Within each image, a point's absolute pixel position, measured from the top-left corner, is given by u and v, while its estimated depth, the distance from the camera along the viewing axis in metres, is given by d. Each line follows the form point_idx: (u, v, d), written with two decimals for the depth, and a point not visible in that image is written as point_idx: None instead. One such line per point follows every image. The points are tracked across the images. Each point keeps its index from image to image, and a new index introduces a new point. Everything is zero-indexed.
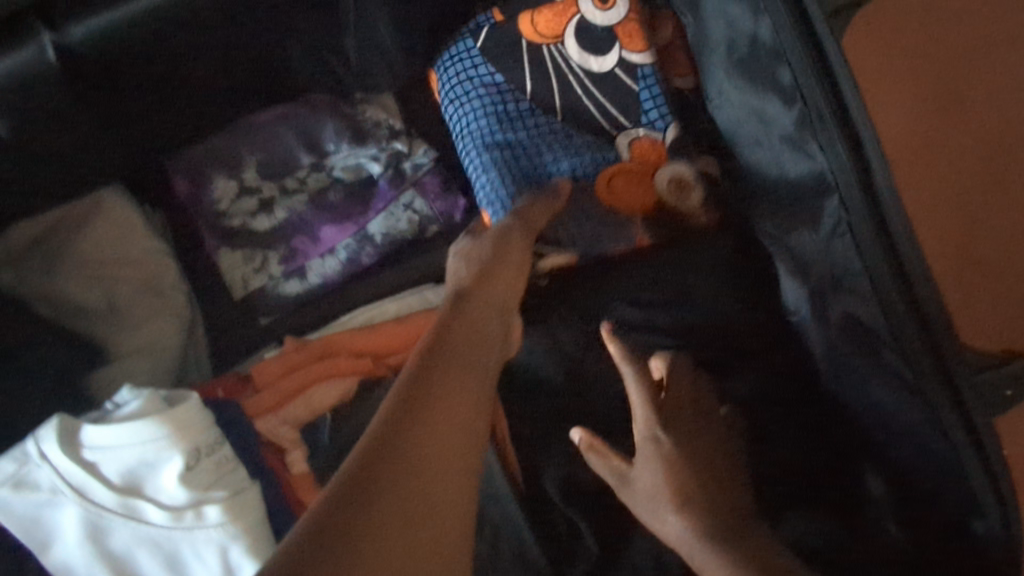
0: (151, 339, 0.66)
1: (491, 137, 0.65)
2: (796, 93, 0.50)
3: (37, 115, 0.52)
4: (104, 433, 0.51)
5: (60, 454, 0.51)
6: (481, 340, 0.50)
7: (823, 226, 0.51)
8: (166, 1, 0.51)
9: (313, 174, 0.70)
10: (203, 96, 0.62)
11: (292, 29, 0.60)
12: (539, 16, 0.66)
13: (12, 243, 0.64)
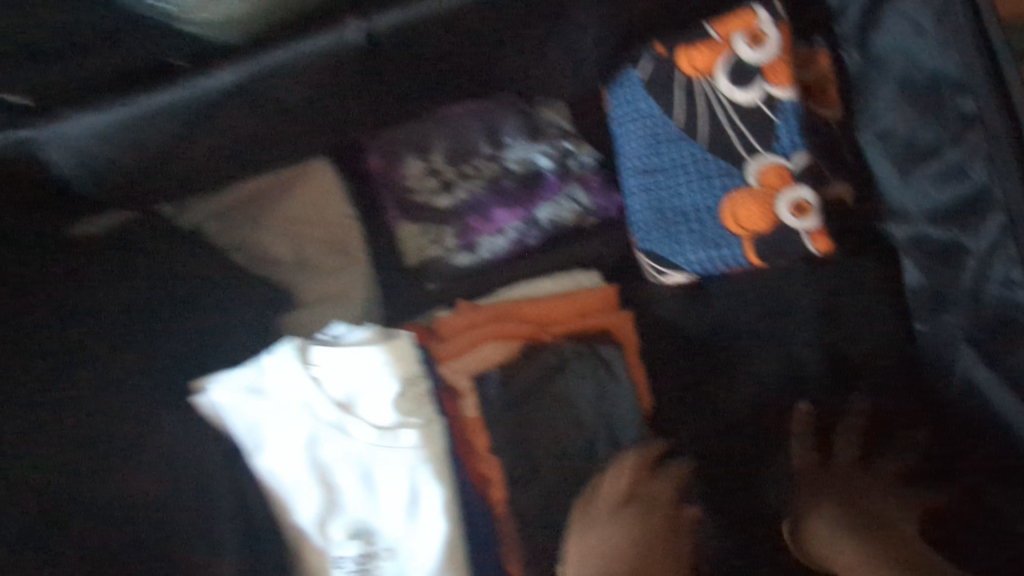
0: (340, 288, 0.82)
1: (642, 162, 0.74)
2: (977, 122, 0.56)
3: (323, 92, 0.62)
4: (337, 355, 0.63)
5: (295, 371, 0.63)
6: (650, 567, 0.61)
7: (986, 237, 0.58)
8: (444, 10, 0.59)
9: (489, 163, 0.81)
10: (428, 95, 0.72)
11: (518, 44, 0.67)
12: (696, 52, 0.70)
13: (229, 200, 0.81)
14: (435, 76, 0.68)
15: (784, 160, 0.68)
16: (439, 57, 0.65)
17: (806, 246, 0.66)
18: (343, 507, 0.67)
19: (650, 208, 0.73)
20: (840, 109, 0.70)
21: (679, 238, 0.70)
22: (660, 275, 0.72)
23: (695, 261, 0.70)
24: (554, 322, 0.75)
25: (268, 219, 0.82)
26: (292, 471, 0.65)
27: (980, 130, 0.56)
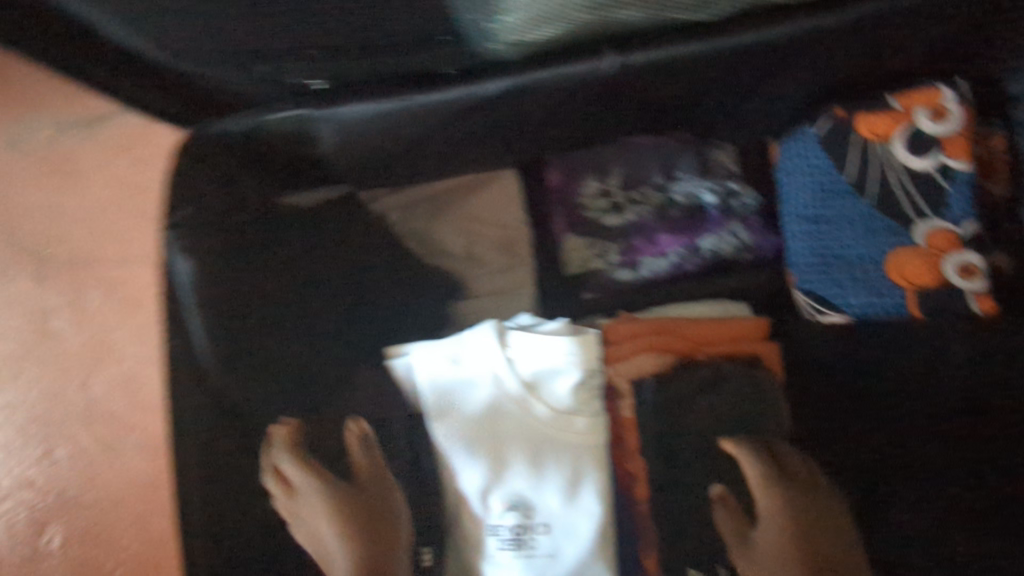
0: (505, 286, 0.91)
1: (807, 212, 0.80)
2: None
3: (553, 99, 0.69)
4: (529, 340, 0.71)
5: (495, 347, 0.71)
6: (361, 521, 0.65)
7: None
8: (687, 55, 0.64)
9: (657, 192, 0.88)
10: (623, 116, 0.80)
11: (723, 87, 0.75)
12: (876, 119, 0.77)
13: (417, 195, 0.91)
14: (643, 101, 0.76)
15: (953, 226, 0.74)
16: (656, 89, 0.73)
17: (967, 307, 0.72)
18: (506, 481, 0.73)
19: (812, 252, 0.79)
20: (1006, 186, 0.74)
21: (842, 281, 0.77)
22: (817, 313, 0.79)
23: (856, 304, 0.77)
24: (707, 345, 0.81)
25: (448, 216, 0.92)
26: (469, 437, 0.73)
27: None
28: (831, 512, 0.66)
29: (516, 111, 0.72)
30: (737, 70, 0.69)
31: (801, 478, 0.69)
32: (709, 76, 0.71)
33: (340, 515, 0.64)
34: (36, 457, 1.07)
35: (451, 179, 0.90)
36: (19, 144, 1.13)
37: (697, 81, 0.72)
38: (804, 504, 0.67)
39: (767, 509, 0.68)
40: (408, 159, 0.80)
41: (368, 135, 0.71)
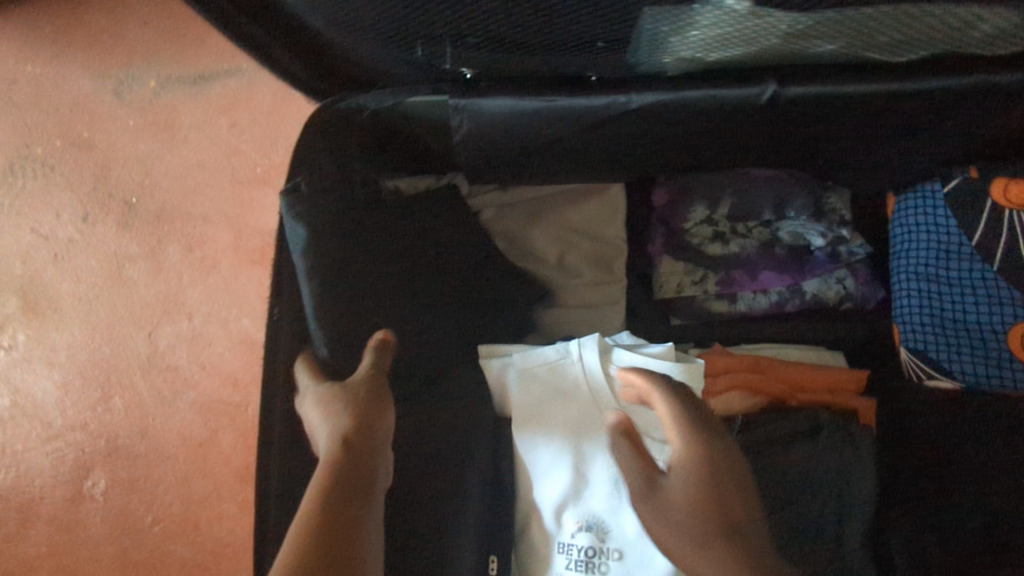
0: (596, 300, 0.88)
1: (924, 270, 0.78)
2: None
3: (695, 121, 0.67)
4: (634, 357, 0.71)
5: (595, 362, 0.71)
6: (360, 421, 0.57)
7: None
8: (848, 96, 0.61)
9: (763, 228, 0.86)
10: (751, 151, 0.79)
11: (865, 140, 0.72)
12: (1015, 184, 0.74)
13: (520, 196, 0.89)
14: (780, 138, 0.73)
15: None
16: (798, 129, 0.70)
17: None
18: (584, 500, 0.70)
19: (927, 311, 0.77)
20: None
21: (958, 347, 0.75)
22: (927, 377, 0.76)
23: (970, 372, 0.74)
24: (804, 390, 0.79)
25: (547, 221, 0.90)
26: (552, 450, 0.71)
27: None
28: (733, 471, 0.54)
29: (651, 131, 0.70)
30: (889, 122, 0.66)
31: (696, 429, 0.56)
32: (859, 126, 0.68)
33: (333, 405, 0.58)
34: (91, 402, 1.06)
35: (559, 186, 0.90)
36: (121, 92, 1.13)
37: (843, 130, 0.69)
38: (704, 457, 0.54)
39: (686, 455, 0.55)
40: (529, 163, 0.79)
41: (503, 136, 0.71)
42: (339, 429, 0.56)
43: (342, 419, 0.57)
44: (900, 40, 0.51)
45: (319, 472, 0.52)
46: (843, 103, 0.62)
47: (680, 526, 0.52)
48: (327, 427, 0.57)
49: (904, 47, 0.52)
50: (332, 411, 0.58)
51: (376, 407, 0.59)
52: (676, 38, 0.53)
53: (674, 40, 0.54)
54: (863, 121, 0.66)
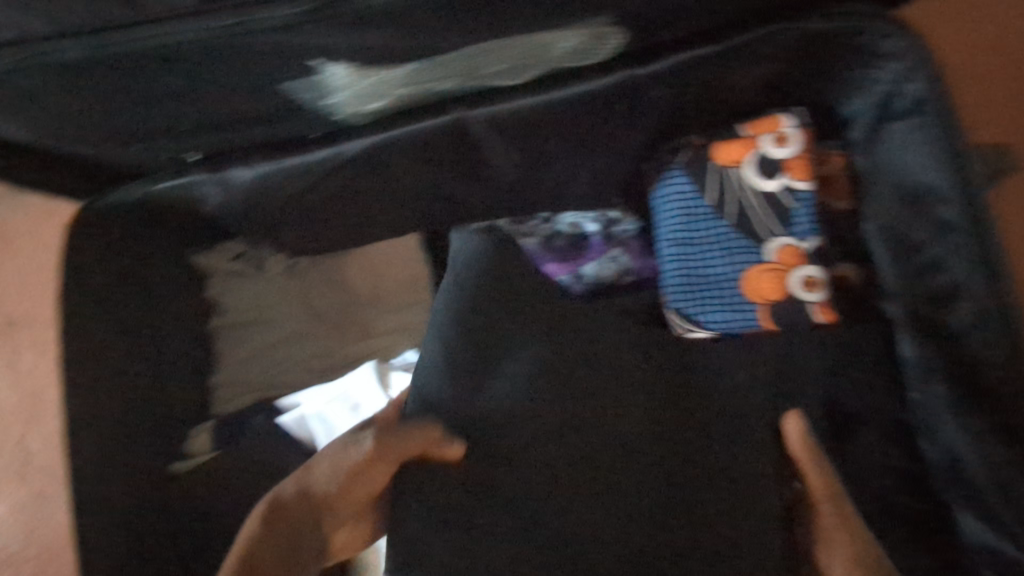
0: (407, 320, 0.96)
1: (675, 235, 0.85)
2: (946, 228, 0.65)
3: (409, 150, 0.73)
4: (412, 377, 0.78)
5: None
6: (355, 488, 0.65)
7: None
8: (524, 107, 0.69)
9: (544, 225, 0.94)
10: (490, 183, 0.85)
11: (580, 140, 0.79)
12: (728, 146, 0.83)
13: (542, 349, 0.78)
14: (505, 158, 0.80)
15: (801, 241, 0.79)
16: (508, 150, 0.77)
17: (812, 315, 0.78)
18: None
19: (680, 271, 0.84)
20: (850, 201, 0.81)
21: (704, 299, 0.82)
22: (687, 331, 0.81)
23: (719, 321, 0.81)
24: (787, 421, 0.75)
25: (356, 261, 0.99)
26: None
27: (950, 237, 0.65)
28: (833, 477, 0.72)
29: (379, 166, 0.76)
30: (578, 121, 0.74)
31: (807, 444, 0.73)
32: (557, 127, 0.75)
33: (358, 465, 0.65)
34: None
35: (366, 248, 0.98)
36: None
37: (550, 134, 0.76)
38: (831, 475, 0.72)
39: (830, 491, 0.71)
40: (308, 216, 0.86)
41: (263, 197, 0.78)
42: (331, 480, 0.64)
43: (339, 481, 0.64)
44: (510, 67, 0.59)
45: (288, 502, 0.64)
46: (523, 116, 0.70)
47: (854, 531, 0.67)
48: (325, 477, 0.65)
49: (518, 70, 0.59)
50: (344, 469, 0.65)
51: (371, 486, 0.66)
52: (326, 104, 0.60)
53: (326, 105, 0.61)
54: (555, 128, 0.75)
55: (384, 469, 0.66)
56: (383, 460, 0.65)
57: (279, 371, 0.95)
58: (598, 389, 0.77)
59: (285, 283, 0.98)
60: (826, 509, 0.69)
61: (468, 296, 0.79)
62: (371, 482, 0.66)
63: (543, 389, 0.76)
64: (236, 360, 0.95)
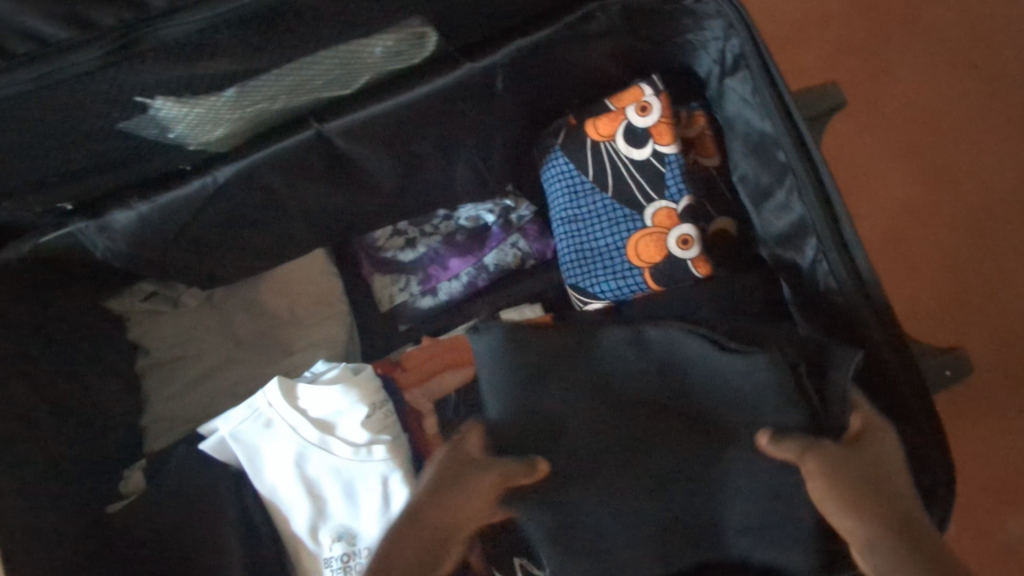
0: (325, 334, 0.99)
1: (563, 213, 0.89)
2: (788, 169, 0.69)
3: (284, 168, 0.76)
4: (316, 387, 0.80)
5: (284, 403, 0.80)
6: (454, 497, 0.61)
7: (807, 254, 0.71)
8: (381, 114, 0.72)
9: (445, 222, 0.98)
10: (381, 194, 0.88)
11: (454, 137, 0.82)
12: (599, 121, 0.86)
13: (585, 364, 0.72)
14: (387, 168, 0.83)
15: (675, 202, 0.82)
16: (384, 157, 0.80)
17: (691, 271, 0.81)
18: (328, 514, 0.80)
19: (572, 249, 0.88)
20: (719, 157, 0.85)
21: (595, 272, 0.86)
22: (585, 303, 0.88)
23: (610, 290, 0.85)
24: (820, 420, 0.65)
25: (269, 282, 1.00)
26: (284, 488, 0.80)
27: (791, 177, 0.69)
28: (891, 449, 0.59)
29: (259, 189, 0.78)
30: (444, 120, 0.77)
31: (870, 422, 0.61)
32: (425, 129, 0.78)
33: (464, 474, 0.62)
34: None
35: (278, 269, 1.00)
36: None
37: (421, 136, 0.79)
38: (871, 448, 0.59)
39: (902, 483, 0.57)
40: (213, 249, 0.88)
41: (154, 235, 0.79)
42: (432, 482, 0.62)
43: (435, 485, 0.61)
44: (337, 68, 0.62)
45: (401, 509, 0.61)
46: (384, 121, 0.73)
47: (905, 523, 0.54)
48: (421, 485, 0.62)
49: (345, 78, 0.64)
50: (443, 476, 0.62)
51: (473, 505, 0.61)
52: (173, 138, 0.63)
53: (174, 139, 0.63)
54: (425, 126, 0.77)
55: (491, 487, 0.62)
56: (489, 477, 0.63)
57: (208, 404, 0.97)
58: (672, 433, 0.68)
59: (207, 317, 1.00)
60: (819, 479, 0.59)
61: (501, 375, 0.72)
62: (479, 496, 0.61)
63: (611, 422, 0.70)
64: (164, 397, 0.97)
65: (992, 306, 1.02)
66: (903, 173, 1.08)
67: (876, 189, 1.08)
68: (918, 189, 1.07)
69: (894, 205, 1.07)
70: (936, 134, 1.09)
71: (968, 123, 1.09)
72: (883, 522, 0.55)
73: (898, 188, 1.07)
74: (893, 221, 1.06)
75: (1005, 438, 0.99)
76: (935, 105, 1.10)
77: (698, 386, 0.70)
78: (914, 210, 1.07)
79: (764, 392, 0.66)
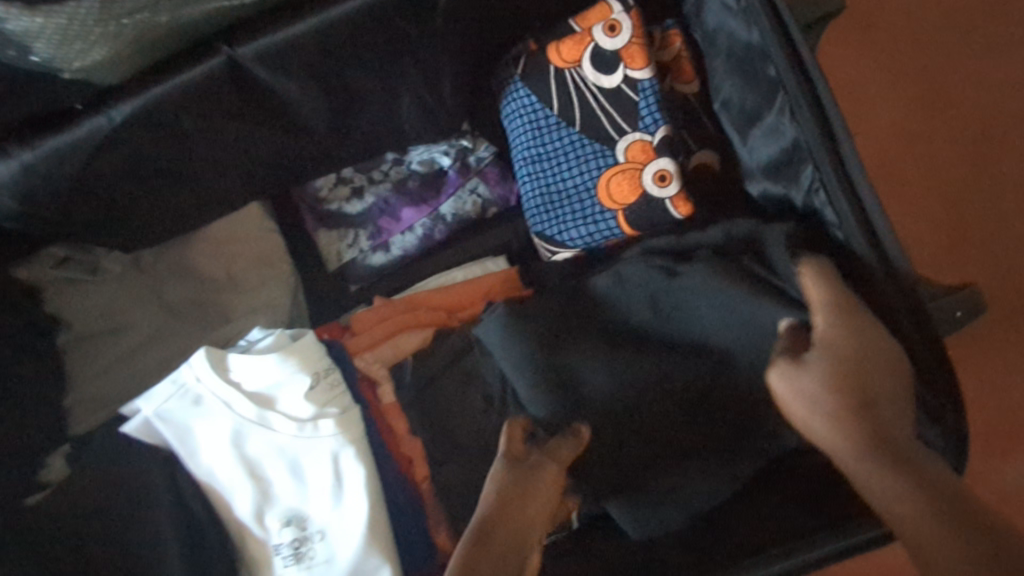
0: (267, 298, 0.89)
1: (527, 153, 0.79)
2: (778, 85, 0.60)
3: (196, 107, 0.65)
4: (249, 358, 0.71)
5: (214, 377, 0.70)
6: (523, 498, 0.55)
7: (802, 185, 0.62)
8: (302, 35, 0.62)
9: (395, 168, 0.87)
10: (321, 137, 0.77)
11: (398, 67, 0.71)
12: (562, 45, 0.75)
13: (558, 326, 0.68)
14: (323, 106, 0.72)
15: (650, 134, 0.73)
16: (318, 92, 0.69)
17: (669, 211, 0.72)
18: (275, 497, 0.72)
19: (537, 191, 0.78)
20: (699, 83, 0.75)
21: (563, 217, 0.77)
22: (553, 253, 0.80)
23: (581, 237, 0.77)
24: None
25: (201, 242, 0.90)
26: (223, 472, 0.71)
27: (782, 94, 0.60)
28: (870, 324, 0.54)
29: (170, 132, 0.67)
30: (384, 43, 0.67)
31: (839, 308, 0.54)
32: (362, 55, 0.67)
33: (514, 474, 0.57)
34: None
35: (209, 226, 0.89)
36: None
37: (357, 64, 0.68)
38: (847, 344, 0.53)
39: (881, 361, 0.53)
40: (131, 207, 0.77)
41: (52, 192, 0.68)
42: (492, 493, 0.56)
43: (497, 493, 0.55)
44: None
45: (475, 524, 0.54)
46: (308, 42, 0.63)
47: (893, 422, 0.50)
48: (484, 500, 0.56)
49: None
50: (500, 484, 0.56)
51: (537, 495, 0.56)
52: (37, 63, 0.58)
53: (38, 64, 0.58)
54: (363, 50, 0.66)
55: (554, 477, 0.58)
56: (549, 468, 0.58)
57: (139, 381, 0.87)
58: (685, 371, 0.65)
59: (135, 283, 0.89)
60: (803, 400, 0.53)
61: (522, 352, 0.67)
62: (547, 489, 0.57)
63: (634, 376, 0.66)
64: (89, 376, 0.86)
65: (994, 243, 0.95)
66: (892, 103, 1.00)
67: (864, 121, 1.00)
68: (909, 118, 0.99)
69: (882, 139, 0.99)
70: (932, 59, 1.00)
71: (967, 44, 1.00)
72: (866, 432, 0.49)
73: (887, 119, 0.99)
74: (882, 156, 0.99)
75: (1002, 380, 0.93)
76: (927, 26, 1.01)
77: (682, 322, 0.66)
78: (904, 142, 0.99)
79: (757, 308, 0.62)
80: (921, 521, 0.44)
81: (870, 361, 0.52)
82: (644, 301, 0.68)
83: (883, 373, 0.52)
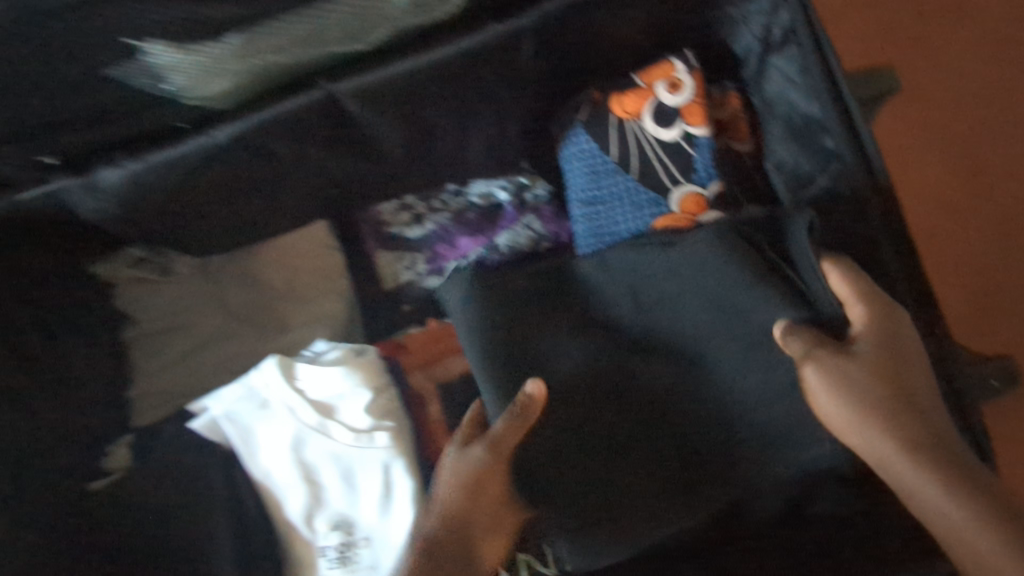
0: (325, 311, 0.94)
1: (583, 196, 0.83)
2: (835, 157, 0.67)
3: (292, 133, 0.71)
4: (315, 368, 0.76)
5: (281, 383, 0.75)
6: (467, 504, 0.64)
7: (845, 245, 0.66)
8: (397, 79, 0.68)
9: (455, 198, 0.93)
10: (393, 164, 0.83)
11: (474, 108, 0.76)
12: (625, 98, 0.80)
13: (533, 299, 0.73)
14: (401, 138, 0.77)
15: (703, 188, 0.78)
16: (399, 125, 0.75)
17: None
18: (325, 503, 0.76)
19: (591, 233, 0.83)
20: (751, 142, 0.80)
21: None
22: None
23: None
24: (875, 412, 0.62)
25: (265, 254, 0.95)
26: (280, 474, 0.76)
27: (837, 165, 0.67)
28: (897, 323, 0.60)
29: (261, 153, 0.73)
30: (465, 86, 0.72)
31: (874, 307, 0.60)
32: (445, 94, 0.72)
33: (459, 486, 0.65)
34: None
35: (275, 239, 0.94)
36: None
37: (440, 102, 0.73)
38: (879, 338, 0.59)
39: (901, 348, 0.59)
40: (211, 216, 0.83)
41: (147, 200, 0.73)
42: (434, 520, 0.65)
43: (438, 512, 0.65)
44: (337, 21, 0.63)
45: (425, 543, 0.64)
46: (402, 82, 0.68)
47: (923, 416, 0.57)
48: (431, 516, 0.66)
49: (359, 32, 0.65)
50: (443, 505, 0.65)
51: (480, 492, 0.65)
52: (168, 90, 0.64)
53: (170, 91, 0.65)
54: (447, 91, 0.72)
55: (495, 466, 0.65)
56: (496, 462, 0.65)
57: (197, 381, 0.92)
58: (666, 357, 0.69)
59: (198, 286, 0.94)
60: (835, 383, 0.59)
61: (487, 326, 0.71)
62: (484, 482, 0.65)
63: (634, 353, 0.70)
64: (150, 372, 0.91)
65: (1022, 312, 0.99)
66: (930, 170, 1.04)
67: (902, 185, 1.04)
68: (945, 186, 1.04)
69: (919, 203, 1.04)
70: (971, 132, 1.05)
71: (1005, 120, 1.05)
72: (901, 429, 0.56)
73: (924, 185, 1.04)
74: (917, 219, 1.03)
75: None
76: (966, 99, 1.06)
77: (658, 296, 0.71)
78: (939, 208, 1.03)
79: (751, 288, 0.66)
80: (978, 520, 0.51)
81: (895, 350, 0.59)
82: (628, 281, 0.72)
83: (909, 368, 0.59)
